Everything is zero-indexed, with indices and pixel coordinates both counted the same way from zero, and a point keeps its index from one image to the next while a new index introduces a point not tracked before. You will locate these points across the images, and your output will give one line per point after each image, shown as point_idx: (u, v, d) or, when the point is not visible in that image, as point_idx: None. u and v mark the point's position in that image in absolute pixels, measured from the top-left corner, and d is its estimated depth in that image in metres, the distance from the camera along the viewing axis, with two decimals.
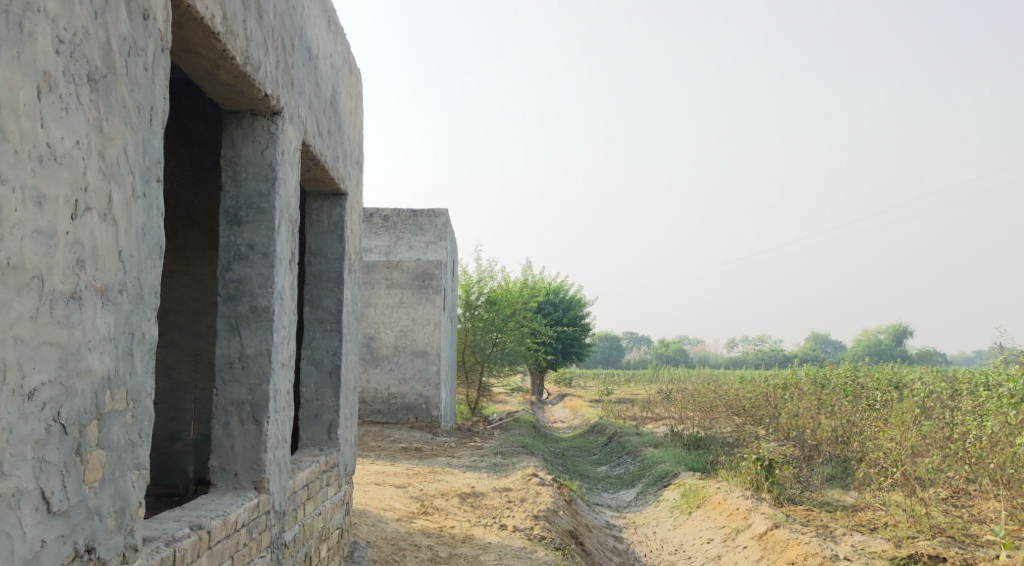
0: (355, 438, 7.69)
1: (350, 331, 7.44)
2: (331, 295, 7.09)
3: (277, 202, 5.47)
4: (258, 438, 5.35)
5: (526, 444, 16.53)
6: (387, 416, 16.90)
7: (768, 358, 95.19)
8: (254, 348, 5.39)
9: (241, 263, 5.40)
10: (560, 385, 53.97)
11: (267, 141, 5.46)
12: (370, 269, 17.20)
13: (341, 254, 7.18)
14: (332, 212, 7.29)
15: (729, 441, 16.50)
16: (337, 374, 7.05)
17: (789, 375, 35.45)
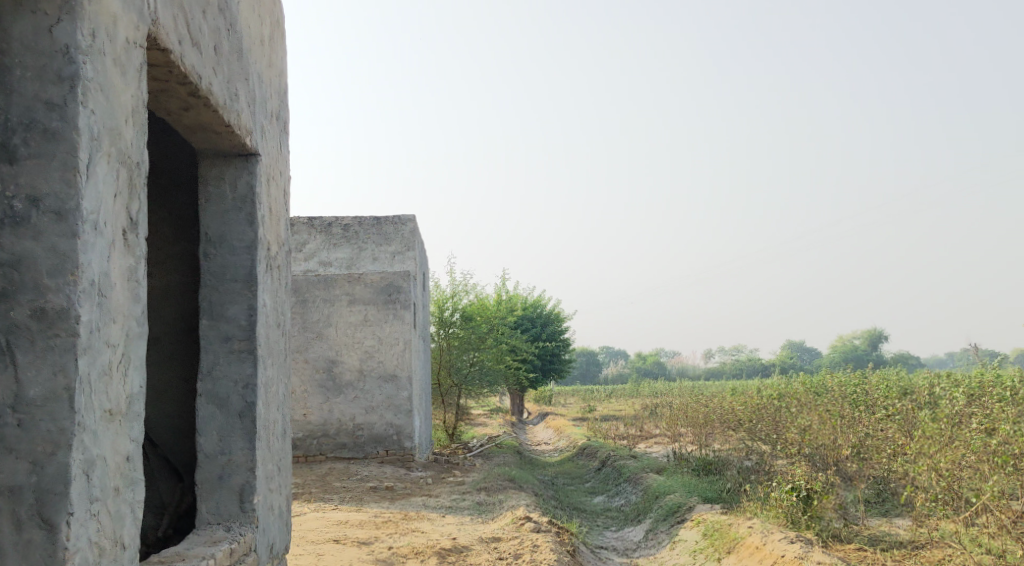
0: (284, 508, 6.29)
1: (271, 355, 6.09)
2: (238, 303, 5.75)
3: (77, 118, 3.97)
4: (44, 553, 3.80)
5: (514, 476, 14.55)
6: (353, 451, 14.82)
7: (747, 369, 93.72)
8: (41, 391, 3.88)
9: (17, 233, 3.91)
10: (541, 404, 51.99)
11: (60, 16, 3.97)
12: (329, 284, 15.19)
13: (251, 241, 5.82)
14: (238, 181, 5.88)
15: (748, 464, 14.50)
16: (250, 418, 5.69)
17: (781, 384, 33.74)
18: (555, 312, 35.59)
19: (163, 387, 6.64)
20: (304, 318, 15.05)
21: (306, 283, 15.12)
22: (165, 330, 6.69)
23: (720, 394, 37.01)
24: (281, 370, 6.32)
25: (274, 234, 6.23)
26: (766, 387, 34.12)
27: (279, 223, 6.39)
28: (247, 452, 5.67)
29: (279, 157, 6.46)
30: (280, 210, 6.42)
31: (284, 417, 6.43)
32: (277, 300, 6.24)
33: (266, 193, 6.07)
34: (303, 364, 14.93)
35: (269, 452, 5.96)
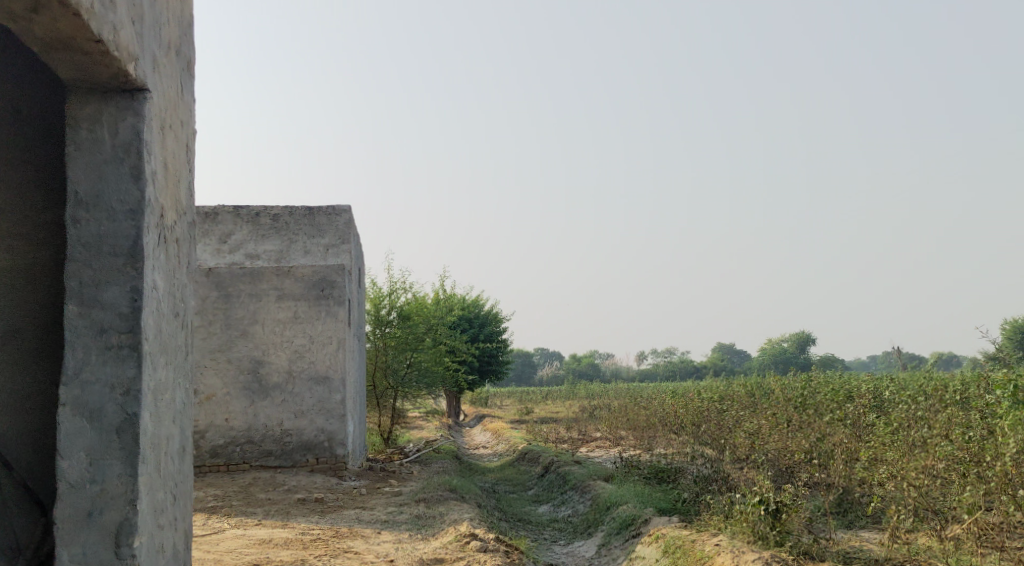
0: (182, 548, 5.66)
1: (166, 351, 5.46)
2: (115, 283, 5.11)
3: None
4: None
5: (456, 485, 13.57)
6: (280, 459, 13.68)
7: (682, 371, 93.89)
8: None
9: None
10: (477, 405, 50.99)
11: None
12: (256, 277, 14.01)
13: (135, 203, 5.18)
14: (118, 127, 5.21)
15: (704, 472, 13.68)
16: (128, 438, 5.04)
17: (723, 385, 33.23)
18: (493, 312, 34.61)
19: (24, 391, 5.65)
20: (226, 315, 13.86)
21: (230, 276, 13.94)
22: (29, 322, 5.69)
23: (660, 396, 36.37)
24: (179, 374, 5.67)
25: (171, 197, 5.58)
26: (707, 389, 33.53)
27: (179, 183, 5.75)
28: (125, 480, 5.02)
29: (180, 105, 5.82)
30: (181, 168, 5.77)
31: (184, 431, 5.76)
32: (174, 281, 5.60)
33: (159, 143, 5.43)
34: (226, 365, 13.74)
35: (158, 479, 5.31)
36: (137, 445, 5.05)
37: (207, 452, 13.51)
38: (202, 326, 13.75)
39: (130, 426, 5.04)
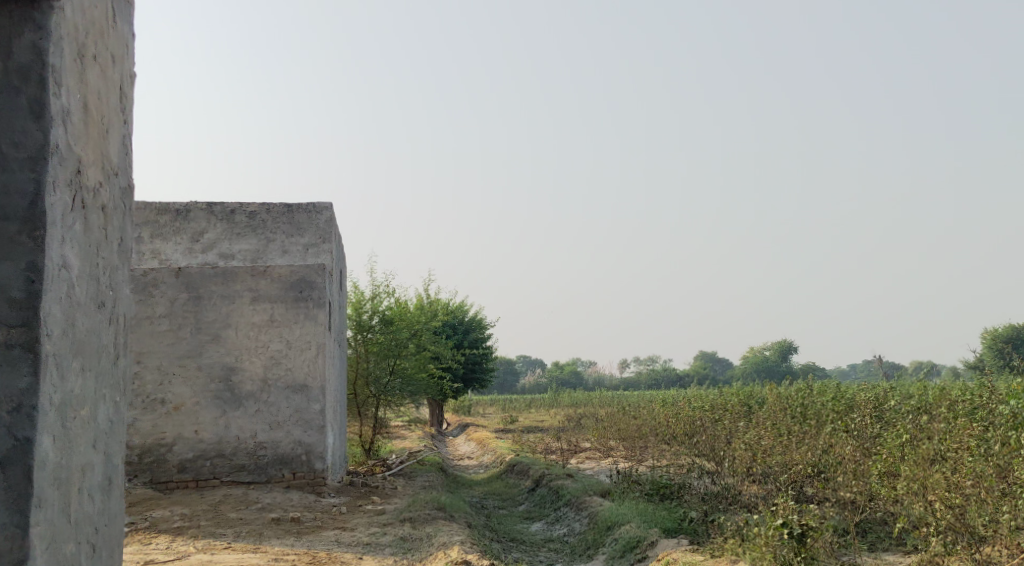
0: None
1: (82, 339, 4.99)
2: (11, 253, 4.59)
3: None
4: None
5: (444, 502, 12.59)
6: (253, 474, 12.67)
7: (665, 379, 93.11)
8: None
9: None
10: (460, 413, 49.94)
11: None
12: (229, 278, 13.01)
13: (40, 144, 4.70)
14: (21, 48, 4.69)
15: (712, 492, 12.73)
16: (19, 474, 4.52)
17: (713, 394, 32.35)
18: (477, 318, 33.63)
19: None
20: (197, 318, 12.84)
21: (201, 276, 12.93)
22: None
23: (648, 405, 35.44)
24: (105, 384, 5.24)
25: (93, 147, 5.14)
26: (697, 397, 32.63)
27: (106, 134, 5.31)
28: (10, 532, 4.47)
29: (110, 38, 5.37)
30: (109, 114, 5.34)
31: (110, 457, 5.32)
32: (95, 249, 5.16)
33: (76, 77, 4.94)
34: (196, 372, 12.73)
35: (66, 523, 4.83)
36: (29, 484, 4.52)
37: (175, 467, 12.51)
38: (170, 330, 12.75)
39: (20, 462, 4.51)
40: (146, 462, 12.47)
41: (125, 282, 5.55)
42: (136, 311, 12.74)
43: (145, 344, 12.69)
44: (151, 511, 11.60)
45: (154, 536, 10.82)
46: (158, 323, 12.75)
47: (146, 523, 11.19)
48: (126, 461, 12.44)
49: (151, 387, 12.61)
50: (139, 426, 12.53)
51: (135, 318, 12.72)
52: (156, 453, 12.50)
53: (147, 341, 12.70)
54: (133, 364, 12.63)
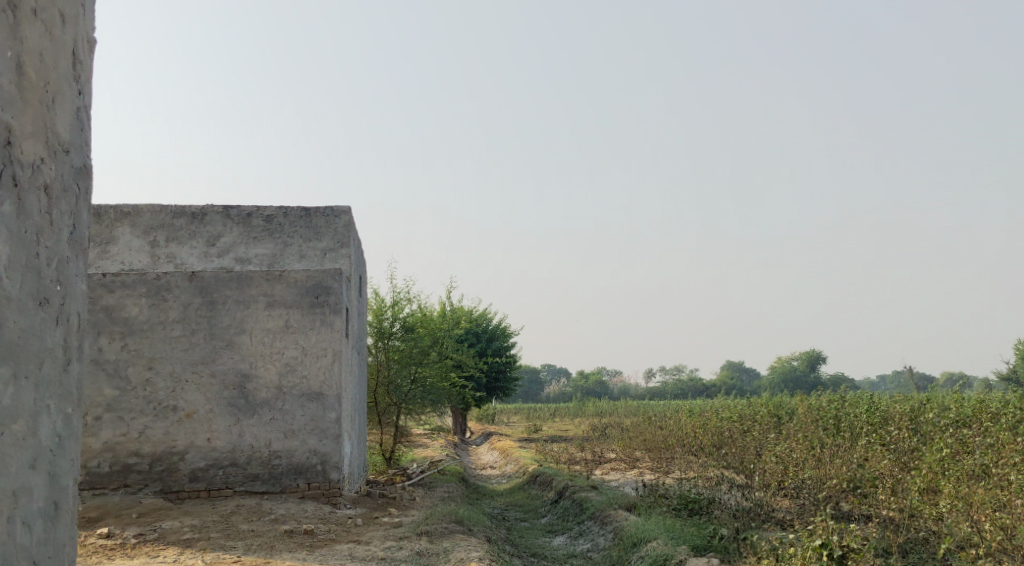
0: None
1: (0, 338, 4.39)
2: None
3: None
4: None
5: (463, 515, 12.16)
6: (267, 485, 12.30)
7: (691, 388, 92.22)
8: None
9: None
10: (484, 421, 49.50)
11: None
12: (244, 282, 12.65)
13: None
14: None
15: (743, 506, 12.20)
16: None
17: (740, 404, 31.73)
18: (500, 326, 33.20)
19: None
20: (211, 323, 12.51)
21: (215, 281, 12.60)
22: None
23: (674, 415, 34.83)
24: (45, 395, 4.62)
25: (20, 112, 4.53)
26: (724, 407, 32.03)
27: (46, 102, 4.70)
28: None
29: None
30: (52, 79, 4.73)
31: (61, 479, 4.69)
32: (23, 235, 4.54)
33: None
34: (209, 378, 12.40)
35: None
36: None
37: (187, 476, 12.16)
38: (184, 336, 12.43)
39: None
40: (158, 470, 12.14)
41: (82, 277, 4.92)
42: (149, 316, 12.42)
43: (158, 349, 12.37)
44: (160, 522, 11.25)
45: (162, 548, 10.47)
46: (172, 328, 12.43)
47: (155, 535, 10.85)
48: (137, 469, 12.12)
49: (163, 394, 12.29)
50: (151, 434, 12.21)
51: (148, 322, 12.41)
52: (168, 461, 12.17)
53: (161, 346, 12.38)
54: (145, 370, 12.31)
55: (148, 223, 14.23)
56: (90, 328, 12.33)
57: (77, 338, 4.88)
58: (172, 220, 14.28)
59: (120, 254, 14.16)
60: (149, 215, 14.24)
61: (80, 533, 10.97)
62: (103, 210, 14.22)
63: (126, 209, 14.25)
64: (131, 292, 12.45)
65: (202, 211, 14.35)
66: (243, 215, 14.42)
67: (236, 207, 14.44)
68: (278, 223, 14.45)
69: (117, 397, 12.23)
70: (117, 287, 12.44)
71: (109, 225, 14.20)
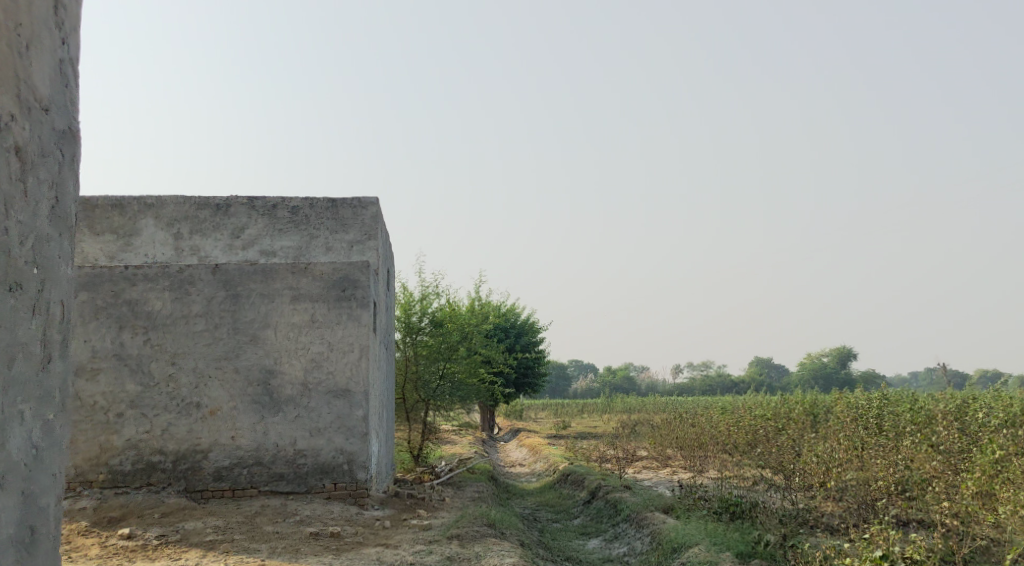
0: None
1: None
2: None
3: None
4: None
5: (494, 517, 11.71)
6: (293, 484, 11.92)
7: (720, 385, 91.36)
8: None
9: None
10: (512, 418, 49.12)
11: None
12: (268, 275, 12.26)
13: None
14: None
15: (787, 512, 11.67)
16: None
17: (774, 402, 31.09)
18: (528, 322, 32.75)
19: None
20: (235, 318, 12.13)
21: (239, 274, 12.21)
22: None
23: (705, 412, 34.22)
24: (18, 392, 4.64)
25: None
26: (758, 405, 31.39)
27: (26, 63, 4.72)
28: None
29: None
30: (36, 34, 4.76)
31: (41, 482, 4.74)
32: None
33: None
34: (233, 374, 12.04)
35: None
36: None
37: (211, 475, 11.81)
38: (207, 331, 12.07)
39: None
40: (182, 469, 11.80)
41: (64, 256, 4.97)
42: (172, 310, 12.07)
43: (181, 344, 12.02)
44: (183, 523, 10.90)
45: (185, 550, 10.12)
46: (195, 322, 12.07)
47: (177, 536, 10.50)
48: (160, 468, 11.78)
49: (187, 390, 11.94)
50: (174, 431, 11.87)
51: (171, 316, 12.06)
52: (192, 460, 11.82)
53: (184, 341, 12.03)
54: (168, 365, 11.97)
55: (172, 215, 13.91)
56: (112, 322, 12.00)
57: (60, 321, 4.93)
58: (196, 212, 13.95)
59: (143, 246, 13.84)
60: (173, 207, 13.92)
61: (101, 534, 10.65)
62: (126, 201, 13.90)
63: (149, 200, 13.93)
64: (153, 285, 12.10)
65: (226, 202, 14.01)
66: (268, 206, 14.08)
67: (262, 198, 14.10)
68: (304, 215, 14.10)
69: (139, 393, 11.90)
70: (139, 280, 12.09)
71: (132, 217, 13.89)
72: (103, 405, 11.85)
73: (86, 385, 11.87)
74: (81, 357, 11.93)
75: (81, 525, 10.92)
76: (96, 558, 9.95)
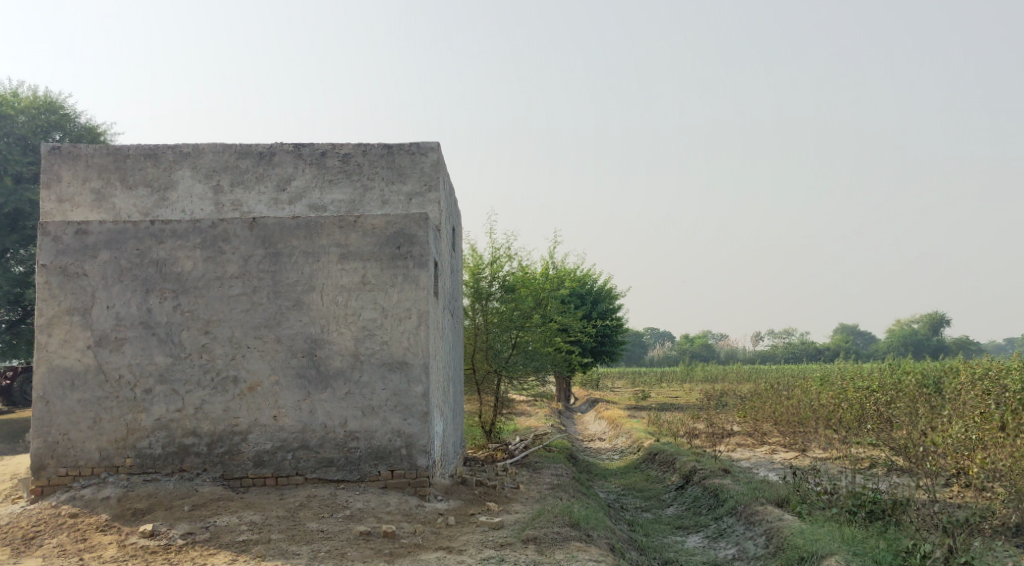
0: None
1: None
2: None
3: None
4: None
5: (579, 512, 9.95)
6: (344, 472, 10.30)
7: (801, 352, 88.12)
8: None
9: None
10: (589, 387, 47.34)
11: None
12: (313, 230, 10.58)
13: None
14: None
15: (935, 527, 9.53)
16: None
17: (876, 372, 28.72)
18: (605, 287, 30.79)
19: None
20: (275, 280, 10.52)
21: (279, 229, 10.56)
22: None
23: (797, 383, 31.86)
24: None
25: None
26: (858, 375, 29.04)
27: None
28: None
29: None
30: None
31: None
32: None
33: None
34: (274, 345, 10.43)
35: None
36: None
37: (250, 460, 10.26)
38: (244, 295, 10.49)
39: None
40: (218, 453, 10.27)
41: None
42: (205, 271, 10.50)
43: (214, 310, 10.46)
44: (216, 516, 9.37)
45: (213, 553, 8.58)
46: (231, 285, 10.49)
47: (207, 534, 8.96)
48: (194, 452, 10.27)
49: (222, 362, 10.39)
50: (209, 410, 10.33)
51: (204, 279, 10.50)
52: (229, 442, 10.28)
53: (218, 307, 10.47)
54: (201, 334, 10.42)
55: (211, 165, 12.34)
56: (138, 285, 10.49)
57: None
58: (237, 162, 12.38)
59: (180, 201, 12.30)
60: (212, 155, 12.35)
61: (122, 530, 9.18)
62: (160, 150, 12.34)
63: (186, 148, 12.34)
64: (184, 243, 10.52)
65: (270, 150, 12.41)
66: (317, 154, 12.44)
67: (309, 144, 12.46)
68: (357, 163, 12.44)
69: (169, 366, 10.39)
70: (167, 237, 10.51)
71: (167, 167, 12.34)
72: (130, 380, 10.37)
73: (111, 357, 10.40)
74: (104, 326, 10.45)
75: (101, 519, 9.48)
76: (110, 562, 8.48)
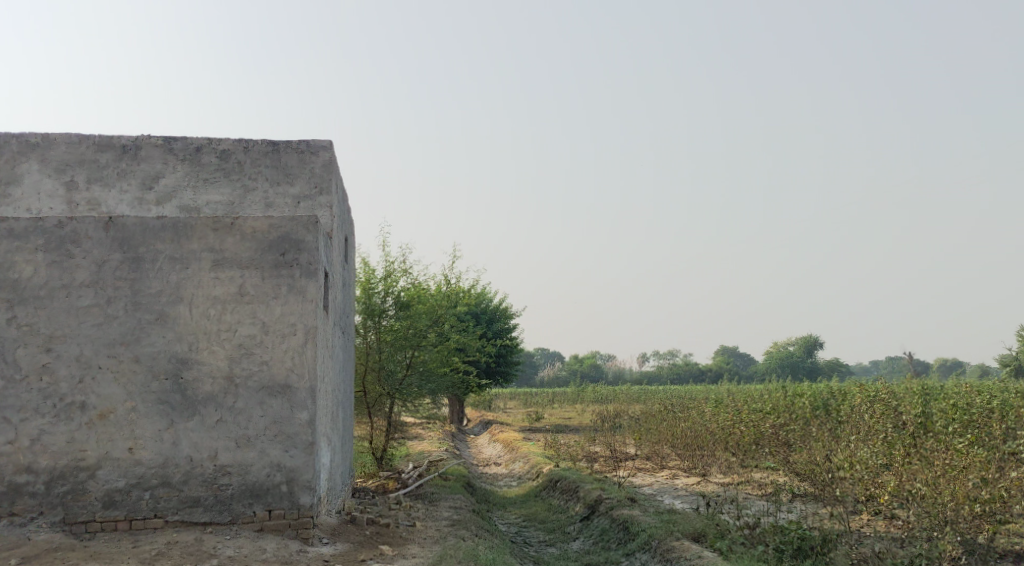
0: None
1: None
2: None
3: None
4: None
5: (485, 556, 8.79)
6: (212, 513, 8.88)
7: (688, 373, 89.08)
8: None
9: None
10: (480, 408, 46.22)
11: None
12: (182, 233, 9.17)
13: None
14: None
15: None
16: None
17: (770, 392, 28.52)
18: (501, 306, 29.76)
19: None
20: (134, 290, 9.06)
21: (140, 231, 9.11)
22: None
23: (693, 404, 31.45)
24: None
25: None
26: (753, 396, 28.77)
27: None
28: None
29: None
30: None
31: None
32: None
33: None
34: (132, 366, 8.96)
35: None
36: None
37: (99, 501, 8.75)
38: (96, 307, 8.99)
39: None
40: (58, 493, 8.73)
41: None
42: (48, 278, 8.97)
43: (58, 324, 8.93)
44: None
45: None
46: (79, 295, 8.98)
47: None
48: (29, 491, 8.70)
49: (67, 386, 8.86)
50: (49, 442, 8.78)
51: (47, 287, 8.96)
52: (73, 480, 8.75)
53: (64, 320, 8.94)
54: (42, 353, 8.88)
55: (63, 158, 10.76)
56: None
57: None
58: (96, 155, 10.84)
59: (25, 199, 10.69)
60: (64, 147, 10.77)
61: None
62: (2, 140, 10.71)
63: (33, 138, 10.74)
64: (23, 244, 8.96)
65: (135, 143, 10.91)
66: (191, 149, 11.00)
67: (182, 137, 11.01)
68: (237, 161, 11.06)
69: (1, 390, 8.80)
70: (2, 238, 8.94)
71: (10, 160, 10.71)
72: None
73: None
74: None
75: None
76: None
